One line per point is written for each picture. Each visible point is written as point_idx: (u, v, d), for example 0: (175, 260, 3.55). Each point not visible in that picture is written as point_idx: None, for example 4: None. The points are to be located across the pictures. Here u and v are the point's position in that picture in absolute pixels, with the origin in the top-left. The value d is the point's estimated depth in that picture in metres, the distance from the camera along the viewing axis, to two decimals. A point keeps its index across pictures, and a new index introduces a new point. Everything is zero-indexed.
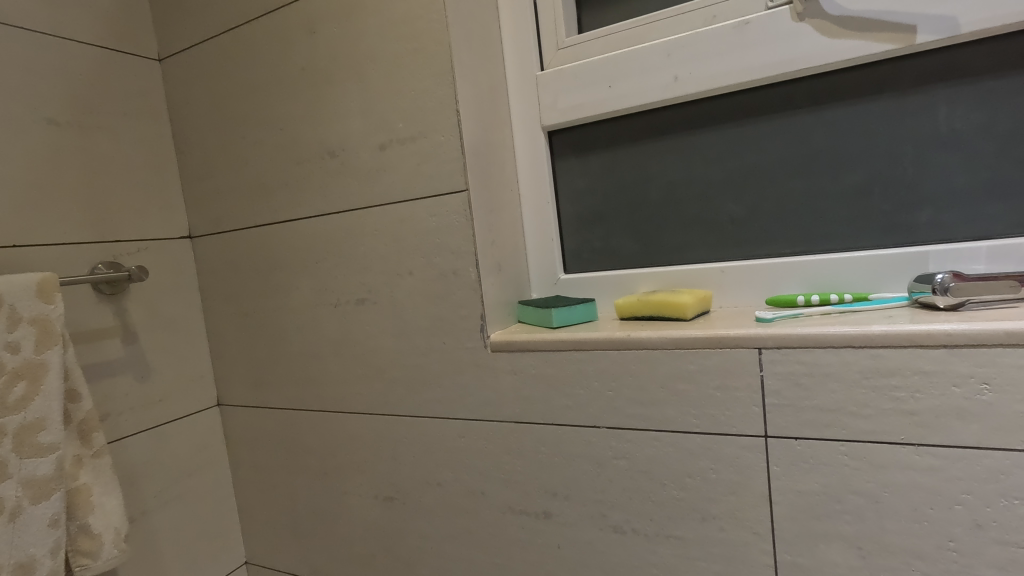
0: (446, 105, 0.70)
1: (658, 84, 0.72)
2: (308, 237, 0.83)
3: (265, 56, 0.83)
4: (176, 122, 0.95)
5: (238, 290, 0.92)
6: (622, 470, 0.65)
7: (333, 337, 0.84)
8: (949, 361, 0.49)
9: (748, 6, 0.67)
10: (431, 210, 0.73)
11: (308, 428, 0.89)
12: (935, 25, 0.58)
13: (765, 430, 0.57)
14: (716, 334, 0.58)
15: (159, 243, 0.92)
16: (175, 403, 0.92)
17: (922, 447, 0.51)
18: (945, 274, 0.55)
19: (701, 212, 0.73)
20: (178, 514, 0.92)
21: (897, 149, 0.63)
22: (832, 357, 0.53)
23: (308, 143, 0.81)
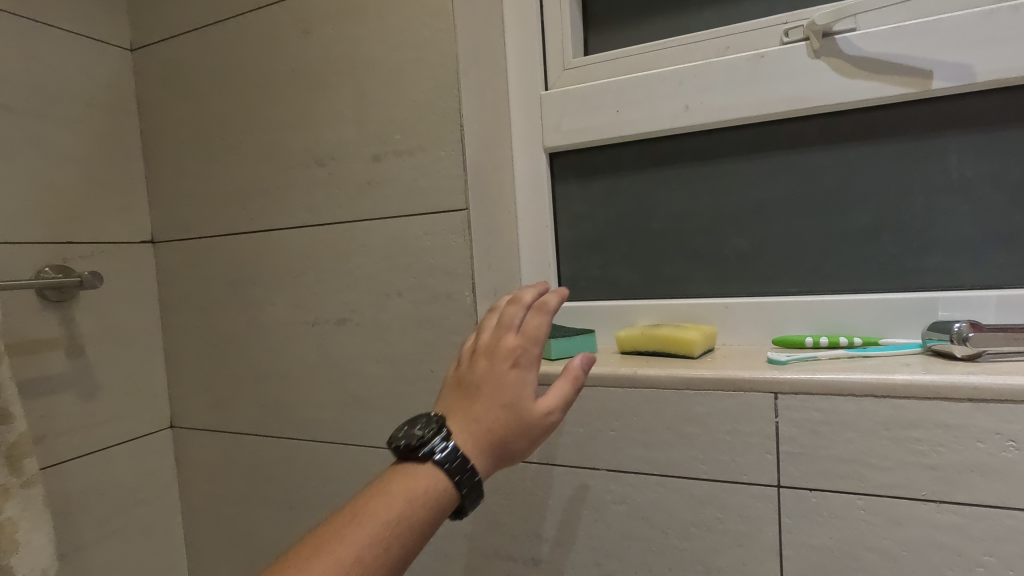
0: (449, 118, 0.66)
1: (668, 112, 0.70)
2: (287, 250, 0.77)
3: (251, 56, 0.77)
4: (145, 117, 0.87)
5: (204, 303, 0.85)
6: (621, 516, 0.61)
7: (309, 359, 0.77)
8: (975, 415, 0.47)
9: (762, 40, 0.66)
10: (426, 228, 0.68)
11: (272, 456, 0.81)
12: (951, 73, 0.58)
13: (778, 479, 0.54)
14: (730, 375, 0.55)
15: (118, 247, 0.84)
16: (123, 425, 0.83)
17: (944, 504, 0.49)
18: (962, 324, 0.54)
19: (705, 246, 0.71)
20: (117, 549, 0.82)
21: (907, 193, 0.62)
22: (853, 405, 0.51)
23: (294, 150, 0.76)
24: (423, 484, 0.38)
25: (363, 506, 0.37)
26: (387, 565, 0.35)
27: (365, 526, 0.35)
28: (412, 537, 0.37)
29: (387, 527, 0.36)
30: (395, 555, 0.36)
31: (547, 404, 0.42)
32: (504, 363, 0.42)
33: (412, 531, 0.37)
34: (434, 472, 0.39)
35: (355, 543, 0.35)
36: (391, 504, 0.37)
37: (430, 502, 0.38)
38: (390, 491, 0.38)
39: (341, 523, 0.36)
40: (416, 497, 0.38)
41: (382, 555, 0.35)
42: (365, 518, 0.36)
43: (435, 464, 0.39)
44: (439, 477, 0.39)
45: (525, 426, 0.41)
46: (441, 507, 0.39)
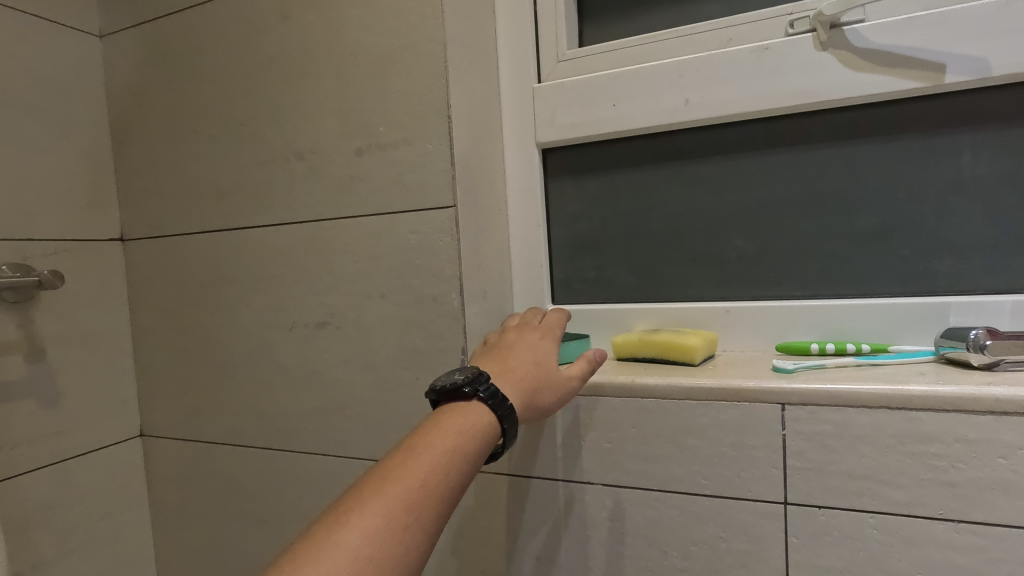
0: (436, 109, 0.62)
1: (667, 107, 0.66)
2: (264, 249, 0.73)
3: (227, 43, 0.73)
4: (114, 107, 0.82)
5: (176, 304, 0.80)
6: (617, 533, 0.57)
7: (287, 365, 0.73)
8: (996, 429, 0.44)
9: (766, 31, 0.63)
10: (411, 227, 0.64)
11: (248, 467, 0.77)
12: (965, 66, 0.55)
13: (784, 496, 0.51)
14: (734, 385, 0.52)
15: (84, 245, 0.79)
16: (87, 434, 0.78)
17: (962, 524, 0.46)
18: (978, 330, 0.51)
19: (705, 247, 0.68)
20: (80, 566, 0.77)
21: (918, 192, 0.59)
22: (865, 418, 0.48)
23: (272, 143, 0.71)
24: (473, 423, 0.45)
25: (423, 441, 0.42)
26: (447, 491, 0.41)
27: (426, 458, 0.41)
28: (464, 469, 0.42)
29: (444, 460, 0.41)
30: (452, 483, 0.41)
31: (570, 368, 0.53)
32: (535, 336, 0.56)
33: (464, 463, 0.43)
34: (483, 409, 0.46)
35: (419, 471, 0.40)
36: (446, 441, 0.43)
37: (478, 440, 0.44)
38: (445, 432, 0.43)
39: (405, 455, 0.41)
40: (468, 432, 0.44)
41: (443, 482, 0.41)
42: (427, 451, 0.41)
43: (483, 403, 0.46)
44: (485, 414, 0.46)
45: (551, 380, 0.52)
46: (486, 444, 0.45)
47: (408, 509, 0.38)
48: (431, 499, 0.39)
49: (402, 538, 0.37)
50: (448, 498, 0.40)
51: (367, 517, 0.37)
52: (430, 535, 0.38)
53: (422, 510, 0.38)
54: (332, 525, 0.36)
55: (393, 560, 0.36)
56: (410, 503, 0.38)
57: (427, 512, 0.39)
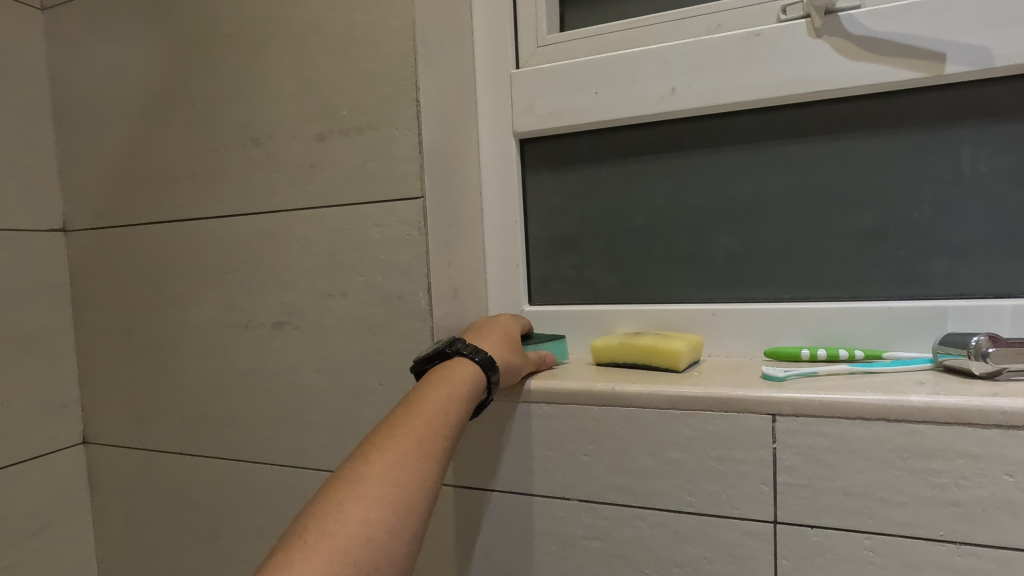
0: (403, 92, 0.57)
1: (652, 96, 0.63)
2: (218, 242, 0.67)
3: (180, 19, 0.67)
4: (57, 86, 0.76)
5: (123, 302, 0.74)
6: (594, 553, 0.53)
7: (242, 368, 0.67)
8: (1002, 444, 0.41)
9: (757, 17, 0.60)
10: (375, 219, 0.59)
11: (199, 478, 0.71)
12: (965, 56, 0.52)
13: (774, 514, 0.47)
14: (721, 393, 0.48)
15: (20, 236, 0.73)
16: (20, 442, 0.72)
17: (965, 546, 0.42)
18: (980, 336, 0.47)
19: (690, 245, 0.64)
20: None
21: (915, 190, 0.56)
22: (862, 431, 0.44)
23: (227, 127, 0.66)
24: (464, 375, 0.48)
25: (423, 392, 0.45)
26: (450, 430, 0.44)
27: (428, 405, 0.44)
28: (461, 414, 0.46)
29: (442, 405, 0.45)
30: (454, 425, 0.44)
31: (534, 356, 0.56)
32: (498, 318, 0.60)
33: (462, 409, 0.46)
34: (470, 365, 0.49)
35: (424, 414, 0.43)
36: (443, 390, 0.46)
37: (470, 391, 0.48)
38: (439, 383, 0.47)
39: (408, 405, 0.44)
40: (459, 380, 0.47)
41: (446, 423, 0.44)
42: (428, 399, 0.45)
43: (471, 361, 0.49)
44: (474, 370, 0.49)
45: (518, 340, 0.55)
46: (477, 395, 0.49)
47: (419, 444, 0.41)
48: (437, 438, 0.42)
49: (420, 468, 0.40)
50: (452, 436, 0.44)
51: (387, 452, 0.39)
52: (443, 467, 0.42)
53: (432, 447, 0.42)
54: (355, 464, 0.39)
55: (415, 487, 0.39)
56: (421, 439, 0.41)
57: (437, 446, 0.42)
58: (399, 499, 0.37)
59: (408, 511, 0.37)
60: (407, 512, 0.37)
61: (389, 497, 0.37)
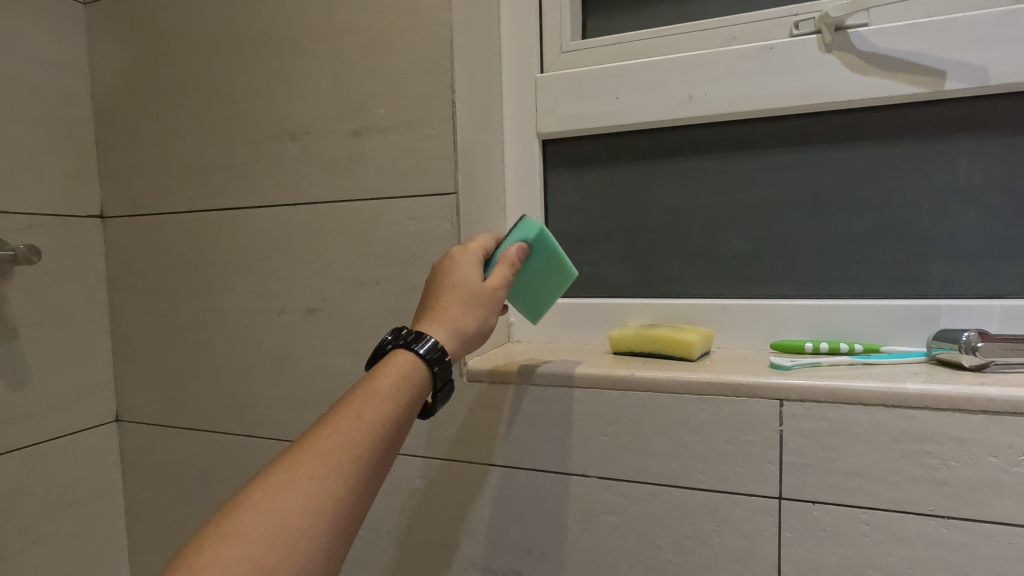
0: (438, 93, 0.61)
1: (670, 102, 0.66)
2: (254, 231, 0.71)
3: (220, 17, 0.70)
4: (97, 79, 0.79)
5: (158, 287, 0.77)
6: (611, 527, 0.57)
7: (273, 352, 0.71)
8: (989, 429, 0.45)
9: (771, 31, 0.64)
10: (409, 212, 0.63)
11: (229, 457, 0.75)
12: (964, 74, 0.57)
13: (779, 491, 0.51)
14: (733, 380, 0.52)
15: (61, 221, 0.76)
16: (57, 419, 0.75)
17: (952, 520, 0.47)
18: (970, 332, 0.52)
19: (703, 244, 0.68)
20: (49, 556, 0.74)
21: (914, 196, 0.60)
22: (862, 416, 0.48)
23: (264, 122, 0.69)
24: (397, 380, 0.43)
25: (342, 399, 0.42)
26: (370, 448, 0.39)
27: (343, 420, 0.40)
28: (389, 426, 0.41)
29: (363, 419, 0.40)
30: (377, 439, 0.40)
31: (496, 299, 0.50)
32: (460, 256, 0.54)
33: (384, 411, 0.41)
34: (410, 358, 0.45)
35: (336, 432, 0.39)
36: (360, 395, 0.41)
37: (401, 396, 0.43)
38: (366, 390, 0.42)
39: (324, 419, 0.40)
40: (391, 377, 0.43)
41: (364, 441, 0.39)
42: (342, 405, 0.41)
43: (415, 358, 0.45)
44: (416, 369, 0.45)
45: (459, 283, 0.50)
46: (414, 397, 0.44)
47: (324, 470, 0.37)
48: (349, 460, 0.38)
49: (321, 499, 0.36)
50: (371, 454, 0.39)
51: (283, 482, 0.36)
52: (345, 484, 0.37)
53: (340, 472, 0.37)
54: (248, 496, 0.36)
55: (295, 514, 0.35)
56: (327, 464, 0.37)
57: (348, 471, 0.38)
58: (287, 538, 0.34)
59: (301, 549, 0.34)
60: (298, 545, 0.34)
61: (259, 529, 0.34)
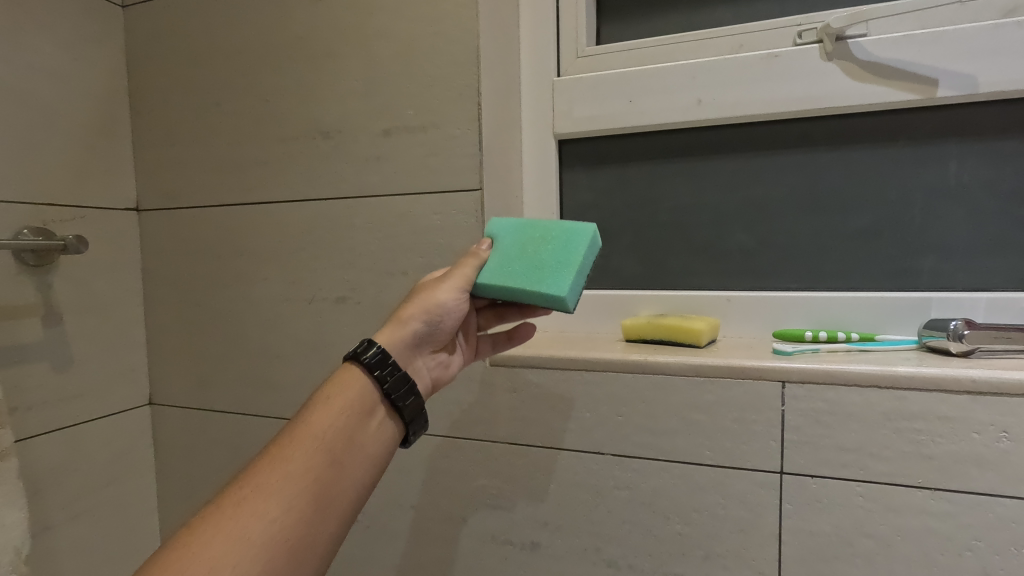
0: (464, 95, 0.65)
1: (681, 106, 0.71)
2: (286, 224, 0.75)
3: (255, 22, 0.74)
4: (135, 78, 0.83)
5: (192, 276, 0.81)
6: (624, 501, 0.61)
7: (304, 339, 0.75)
8: (972, 408, 0.50)
9: (776, 40, 0.68)
10: (436, 207, 0.67)
11: (259, 438, 0.78)
12: (955, 82, 0.61)
13: (780, 466, 0.55)
14: (739, 363, 0.56)
15: (101, 213, 0.80)
16: (97, 401, 0.79)
17: (938, 492, 0.51)
18: (958, 321, 0.56)
19: (709, 239, 0.72)
20: (88, 530, 0.78)
21: (907, 196, 0.64)
22: (857, 396, 0.53)
23: (297, 121, 0.73)
24: (334, 395, 0.47)
25: (285, 429, 0.46)
26: (304, 461, 0.43)
27: (280, 443, 0.45)
28: (324, 437, 0.45)
29: (296, 436, 0.45)
30: (311, 452, 0.44)
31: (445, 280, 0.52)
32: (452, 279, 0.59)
33: (322, 433, 0.45)
34: (352, 371, 0.49)
35: (272, 454, 0.44)
36: (298, 424, 0.46)
37: (337, 407, 0.47)
38: (304, 417, 0.46)
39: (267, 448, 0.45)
40: (334, 396, 0.47)
41: (297, 455, 0.43)
42: (282, 436, 0.45)
43: (360, 367, 0.49)
44: (360, 378, 0.49)
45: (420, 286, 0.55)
46: (356, 406, 0.47)
47: (257, 487, 0.41)
48: (281, 475, 0.42)
49: (254, 513, 0.40)
50: (307, 466, 0.43)
51: (220, 507, 0.40)
52: (279, 507, 0.41)
53: (273, 485, 0.42)
54: (190, 528, 0.40)
55: (228, 539, 0.39)
56: (260, 482, 0.42)
57: (282, 485, 0.42)
58: (221, 552, 0.38)
59: (232, 566, 0.38)
60: (233, 567, 0.38)
61: (194, 554, 0.38)
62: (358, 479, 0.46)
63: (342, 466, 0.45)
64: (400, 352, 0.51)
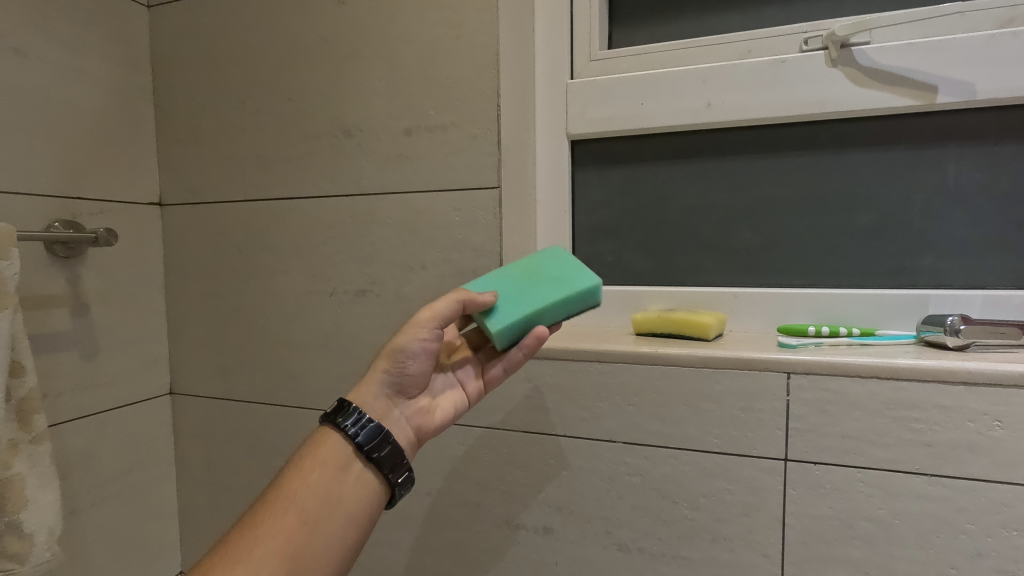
0: (484, 97, 0.67)
1: (690, 109, 0.73)
2: (307, 219, 0.77)
3: (280, 23, 0.77)
4: (159, 76, 0.85)
5: (213, 269, 0.84)
6: (635, 487, 0.64)
7: (324, 330, 0.77)
8: (968, 398, 0.52)
9: (782, 46, 0.71)
10: (455, 204, 0.69)
11: (278, 426, 0.81)
12: (954, 89, 0.64)
13: (785, 453, 0.58)
14: (747, 355, 0.59)
15: (126, 207, 0.82)
16: (121, 389, 0.81)
17: (934, 478, 0.54)
18: (954, 317, 0.59)
19: (716, 237, 0.75)
20: (112, 514, 0.80)
21: (907, 197, 0.67)
22: (859, 386, 0.55)
23: (319, 120, 0.76)
24: (307, 455, 0.49)
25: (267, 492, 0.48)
26: (274, 523, 0.45)
27: (254, 507, 0.46)
28: (294, 497, 0.46)
29: (268, 499, 0.46)
30: (286, 516, 0.45)
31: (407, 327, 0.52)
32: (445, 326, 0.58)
33: (298, 494, 0.46)
34: (321, 429, 0.50)
35: (246, 519, 0.46)
36: (278, 486, 0.47)
37: (310, 465, 0.48)
38: (284, 478, 0.47)
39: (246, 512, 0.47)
40: (311, 457, 0.48)
41: (267, 518, 0.45)
42: (263, 499, 0.47)
43: (330, 425, 0.50)
44: (330, 436, 0.49)
45: None
46: (328, 462, 0.48)
47: (226, 554, 0.43)
48: (249, 539, 0.44)
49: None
50: (277, 527, 0.44)
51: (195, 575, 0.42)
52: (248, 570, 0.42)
53: (241, 550, 0.43)
54: None
55: None
56: (230, 549, 0.43)
57: (250, 549, 0.43)
58: None
59: None
60: None
61: None
62: (335, 537, 0.46)
63: (316, 525, 0.45)
64: (370, 403, 0.51)
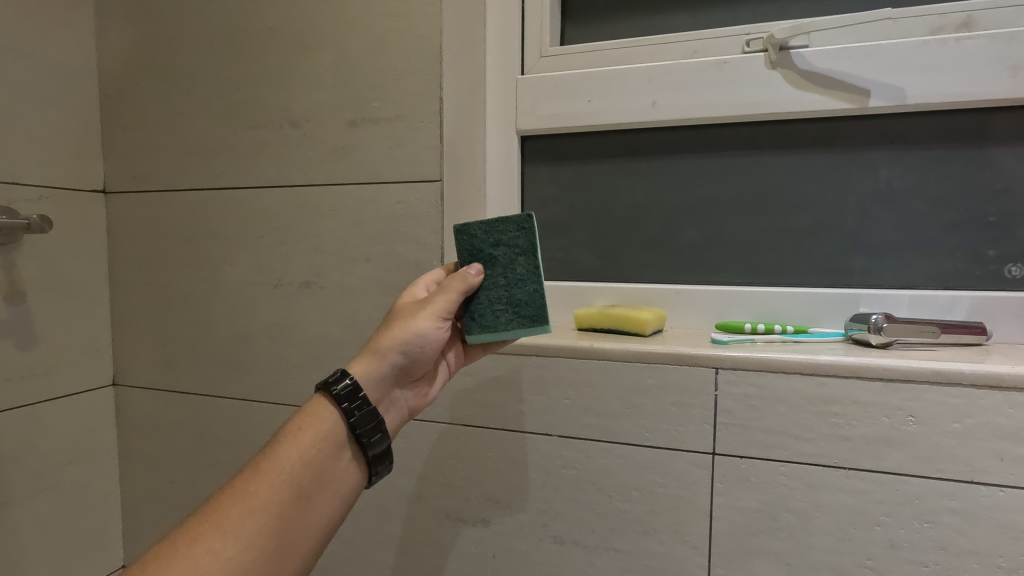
0: (429, 89, 0.67)
1: (636, 107, 0.74)
2: (253, 209, 0.76)
3: (228, 11, 0.76)
4: (104, 61, 0.83)
5: (159, 259, 0.82)
6: (570, 480, 0.64)
7: (269, 322, 0.77)
8: (884, 394, 0.54)
9: (726, 47, 0.72)
10: (399, 197, 0.69)
11: (222, 419, 0.80)
12: (886, 93, 0.65)
13: (713, 447, 0.59)
14: (678, 350, 0.60)
15: (68, 194, 0.80)
16: (60, 379, 0.80)
17: (852, 471, 0.55)
18: (878, 315, 0.60)
19: (661, 235, 0.76)
20: (48, 506, 0.79)
21: (842, 198, 0.69)
22: (783, 382, 0.57)
23: (267, 109, 0.75)
24: (305, 427, 0.48)
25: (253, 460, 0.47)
26: (267, 494, 0.44)
27: (245, 474, 0.45)
28: (292, 471, 0.45)
29: (262, 470, 0.45)
30: (277, 487, 0.44)
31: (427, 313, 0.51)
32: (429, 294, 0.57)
33: (290, 464, 0.46)
34: (326, 403, 0.49)
35: (235, 488, 0.44)
36: (268, 454, 0.46)
37: (310, 442, 0.47)
38: (273, 449, 0.47)
39: (232, 478, 0.46)
40: (309, 429, 0.48)
41: (261, 490, 0.44)
42: (252, 467, 0.46)
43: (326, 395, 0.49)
44: (332, 413, 0.49)
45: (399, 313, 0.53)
46: (330, 442, 0.48)
47: (213, 522, 0.42)
48: (241, 509, 0.43)
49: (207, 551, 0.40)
50: (270, 502, 0.44)
51: (177, 541, 0.41)
52: (236, 535, 0.42)
53: (230, 519, 0.42)
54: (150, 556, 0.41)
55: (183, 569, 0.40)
56: (218, 519, 0.42)
57: (241, 521, 0.42)
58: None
59: None
60: None
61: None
62: (324, 516, 0.46)
63: (309, 503, 0.45)
64: (372, 388, 0.50)
